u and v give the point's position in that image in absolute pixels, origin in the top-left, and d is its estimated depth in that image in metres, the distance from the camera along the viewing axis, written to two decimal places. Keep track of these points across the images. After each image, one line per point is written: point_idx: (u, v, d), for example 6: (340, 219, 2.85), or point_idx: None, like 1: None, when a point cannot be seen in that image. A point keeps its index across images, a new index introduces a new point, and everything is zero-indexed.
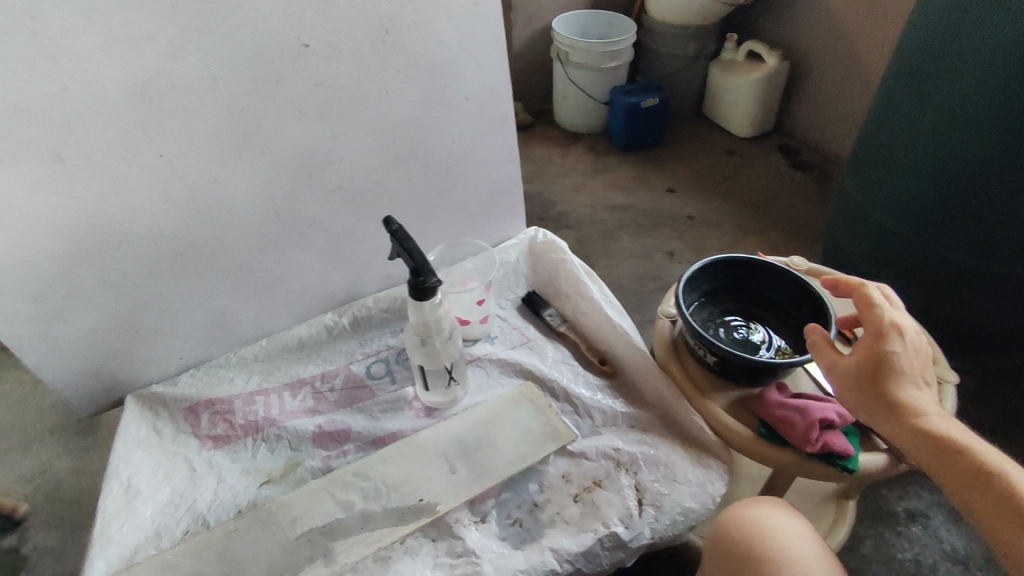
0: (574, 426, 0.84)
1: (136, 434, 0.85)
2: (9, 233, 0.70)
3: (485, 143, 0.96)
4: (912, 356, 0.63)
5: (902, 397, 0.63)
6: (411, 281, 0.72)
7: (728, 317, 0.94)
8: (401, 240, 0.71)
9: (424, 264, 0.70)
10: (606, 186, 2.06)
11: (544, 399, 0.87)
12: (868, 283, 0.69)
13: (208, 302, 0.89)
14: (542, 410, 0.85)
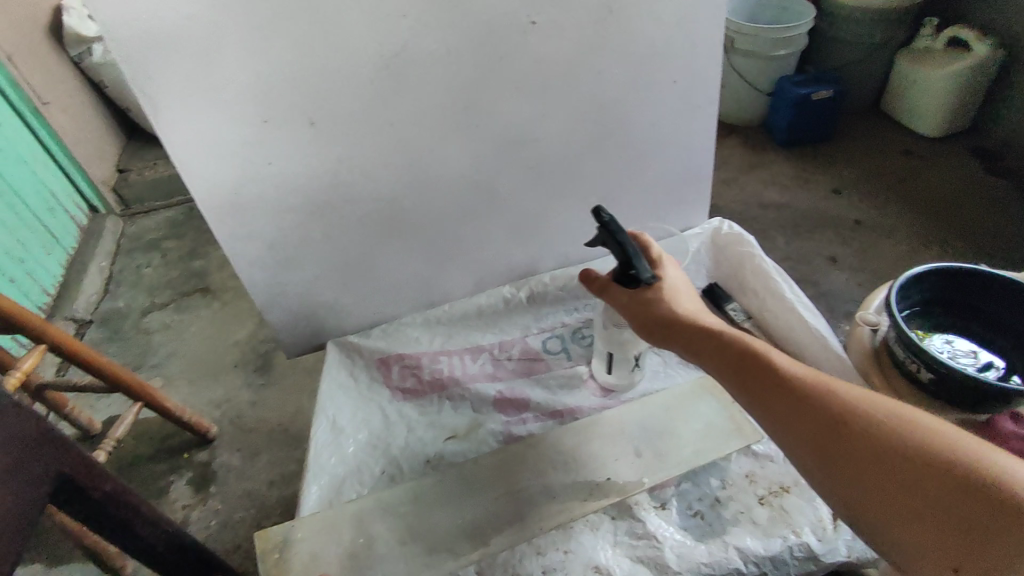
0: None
1: (337, 377, 0.92)
2: (266, 186, 0.79)
3: (682, 128, 0.94)
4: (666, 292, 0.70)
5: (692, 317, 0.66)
6: (621, 272, 0.71)
7: (943, 331, 0.88)
8: (612, 232, 0.70)
9: (635, 257, 0.69)
10: (768, 180, 1.94)
11: (727, 395, 0.85)
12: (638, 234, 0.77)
13: (406, 264, 0.95)
14: (727, 406, 0.83)
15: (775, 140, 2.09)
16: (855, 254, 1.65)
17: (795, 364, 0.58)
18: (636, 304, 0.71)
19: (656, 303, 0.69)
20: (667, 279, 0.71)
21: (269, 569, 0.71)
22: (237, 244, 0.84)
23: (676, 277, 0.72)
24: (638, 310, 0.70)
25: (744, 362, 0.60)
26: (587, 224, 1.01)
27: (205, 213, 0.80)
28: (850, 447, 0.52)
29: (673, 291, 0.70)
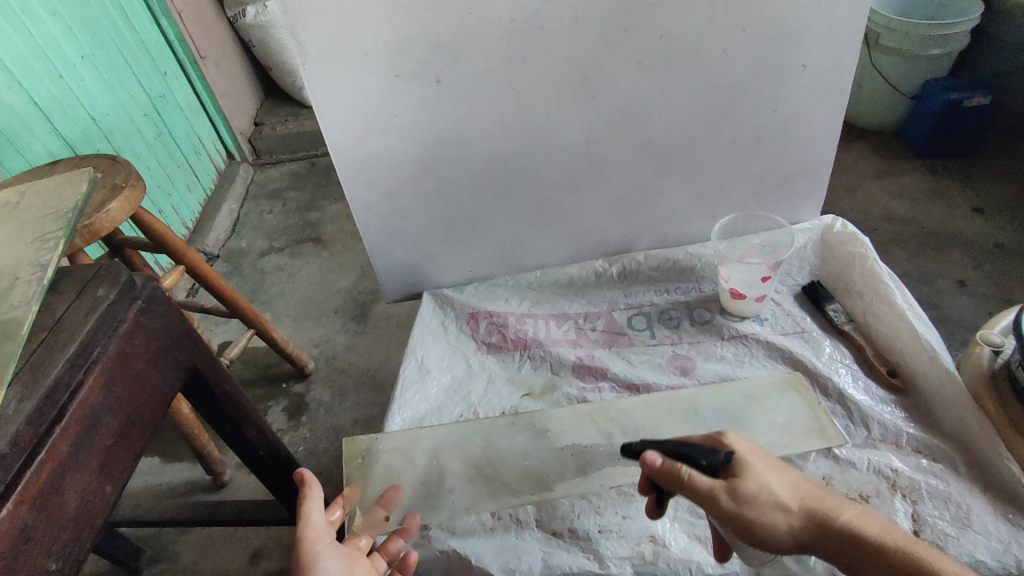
0: (844, 430, 0.79)
1: (429, 324, 0.99)
2: (390, 137, 0.86)
3: (806, 117, 0.91)
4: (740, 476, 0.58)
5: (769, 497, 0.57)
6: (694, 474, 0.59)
7: None
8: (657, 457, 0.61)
9: (693, 454, 0.59)
10: (896, 191, 1.79)
11: (814, 395, 0.82)
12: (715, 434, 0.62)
13: (507, 227, 0.99)
14: (811, 404, 0.80)
15: (911, 150, 1.92)
16: (988, 280, 1.50)
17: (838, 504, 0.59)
18: (738, 509, 0.56)
19: (758, 498, 0.57)
20: (748, 454, 0.60)
21: (348, 471, 0.78)
22: (357, 188, 0.91)
23: (752, 446, 0.61)
24: (748, 515, 0.56)
25: (828, 533, 0.57)
26: (689, 207, 1.00)
27: (334, 157, 0.87)
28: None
29: (763, 469, 0.59)
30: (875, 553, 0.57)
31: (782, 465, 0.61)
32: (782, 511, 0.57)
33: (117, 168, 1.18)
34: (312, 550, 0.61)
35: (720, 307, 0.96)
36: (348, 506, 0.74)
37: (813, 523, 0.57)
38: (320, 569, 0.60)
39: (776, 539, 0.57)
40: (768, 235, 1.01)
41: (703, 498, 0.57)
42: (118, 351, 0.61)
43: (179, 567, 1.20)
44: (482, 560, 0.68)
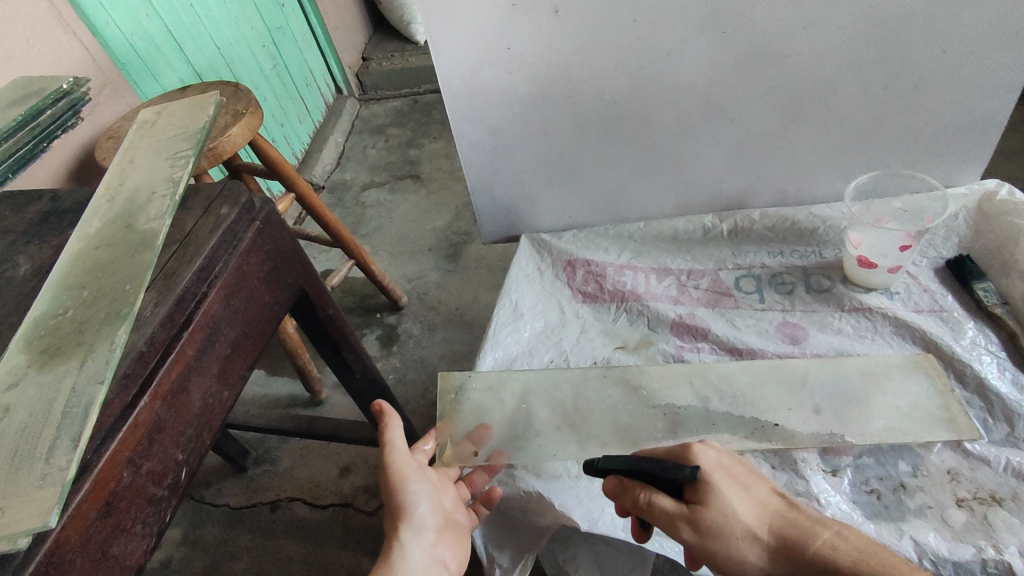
0: (979, 425, 0.71)
1: (525, 269, 0.98)
2: (500, 72, 0.83)
3: (980, 62, 0.77)
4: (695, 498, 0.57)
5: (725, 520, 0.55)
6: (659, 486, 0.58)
7: None
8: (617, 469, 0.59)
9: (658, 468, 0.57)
10: None
11: (947, 379, 0.74)
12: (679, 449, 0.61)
13: (612, 173, 0.95)
14: (942, 391, 0.73)
15: None
16: None
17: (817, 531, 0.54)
18: (698, 538, 0.55)
19: (719, 524, 0.55)
20: (713, 471, 0.57)
21: (442, 405, 0.79)
22: (463, 124, 0.90)
23: (719, 460, 0.59)
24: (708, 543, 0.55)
25: (797, 561, 0.54)
26: (819, 162, 0.90)
27: (444, 92, 0.86)
28: None
29: (724, 489, 0.57)
30: None
31: (750, 484, 0.58)
32: (745, 537, 0.55)
33: (238, 96, 1.23)
34: (401, 474, 0.64)
35: (843, 275, 0.87)
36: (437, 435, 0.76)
37: (782, 551, 0.54)
38: (410, 492, 0.64)
39: (741, 568, 0.55)
40: (914, 198, 0.88)
41: (667, 520, 0.57)
42: (237, 268, 0.65)
43: (279, 471, 1.31)
44: (566, 506, 0.67)
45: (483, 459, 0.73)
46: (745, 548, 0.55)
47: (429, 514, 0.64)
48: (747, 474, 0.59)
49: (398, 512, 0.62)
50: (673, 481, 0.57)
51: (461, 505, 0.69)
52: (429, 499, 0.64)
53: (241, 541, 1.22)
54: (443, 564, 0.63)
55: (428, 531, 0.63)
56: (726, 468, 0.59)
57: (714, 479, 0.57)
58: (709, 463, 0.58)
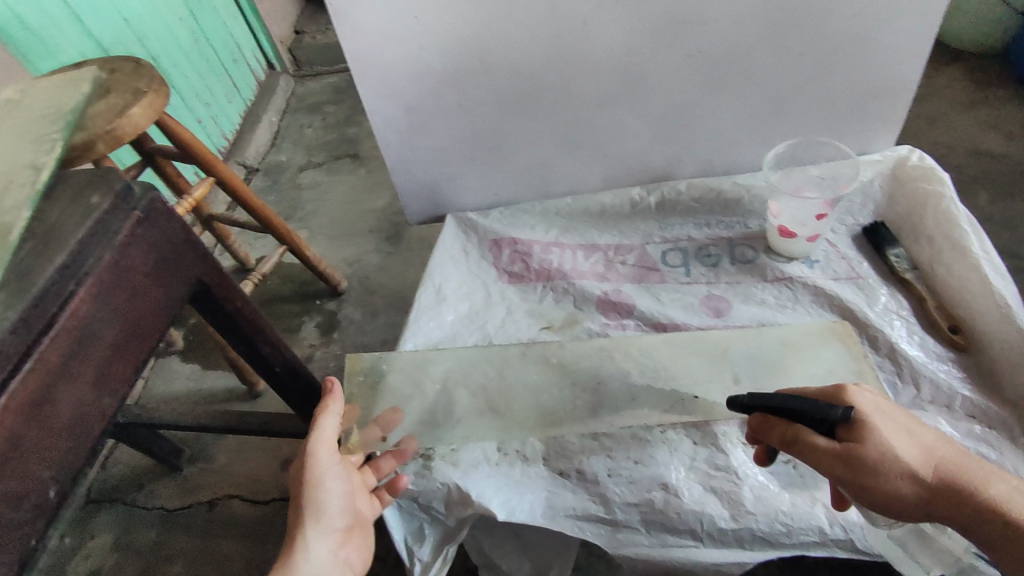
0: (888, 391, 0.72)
1: (450, 249, 0.94)
2: (408, 43, 0.78)
3: (893, 27, 0.77)
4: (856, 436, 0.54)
5: (889, 460, 0.53)
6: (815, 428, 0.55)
7: None
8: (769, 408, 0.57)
9: (813, 409, 0.54)
10: (988, 123, 1.42)
11: (860, 346, 0.74)
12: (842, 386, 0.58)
13: (535, 148, 0.91)
14: (856, 356, 0.73)
15: (1013, 74, 1.52)
16: None
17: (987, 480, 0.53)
18: (854, 475, 0.53)
19: (879, 466, 0.53)
20: (870, 413, 0.55)
21: (348, 388, 0.75)
22: (374, 100, 0.84)
23: (876, 401, 0.56)
24: (866, 482, 0.53)
25: (956, 504, 0.53)
26: (741, 131, 0.89)
27: (351, 65, 0.80)
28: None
29: (884, 431, 0.54)
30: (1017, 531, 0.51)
31: (909, 425, 0.56)
32: (906, 478, 0.53)
33: (140, 72, 1.05)
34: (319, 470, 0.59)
35: (766, 245, 0.87)
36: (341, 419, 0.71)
37: (944, 494, 0.53)
38: (325, 489, 0.59)
39: (897, 505, 0.54)
40: (827, 166, 0.89)
41: (816, 456, 0.55)
42: (112, 264, 0.59)
43: (214, 468, 1.20)
44: (482, 497, 0.65)
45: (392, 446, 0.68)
46: (906, 489, 0.53)
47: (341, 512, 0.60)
48: (907, 416, 0.56)
49: (310, 511, 0.58)
50: (823, 420, 0.54)
51: (364, 495, 0.65)
52: (344, 496, 0.61)
53: (175, 544, 1.11)
54: (346, 563, 0.60)
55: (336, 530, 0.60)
56: (888, 410, 0.56)
57: (872, 420, 0.55)
58: (864, 405, 0.55)
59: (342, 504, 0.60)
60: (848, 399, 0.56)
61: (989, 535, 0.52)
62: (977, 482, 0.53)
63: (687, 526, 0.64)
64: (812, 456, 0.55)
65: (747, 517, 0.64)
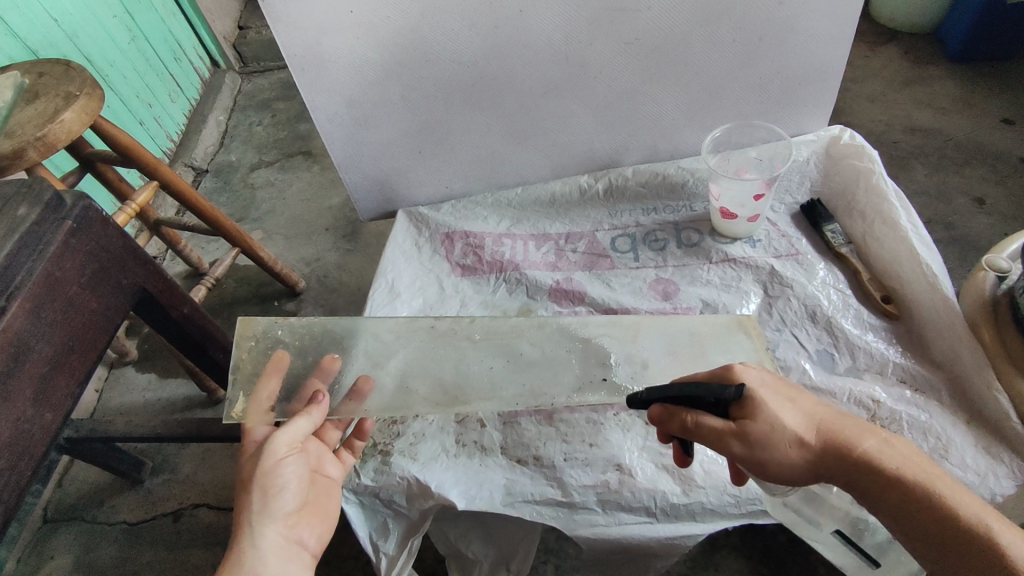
0: (822, 364, 0.76)
1: (402, 245, 0.94)
2: (346, 37, 0.76)
3: (818, 10, 0.80)
4: (742, 412, 0.53)
5: (771, 431, 0.52)
6: (701, 414, 0.54)
7: None
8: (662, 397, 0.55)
9: (699, 397, 0.53)
10: (924, 100, 1.48)
11: (763, 338, 0.76)
12: (729, 364, 0.57)
13: (482, 139, 0.91)
14: (759, 349, 0.75)
15: (944, 52, 1.58)
16: (1013, 197, 1.26)
17: (871, 442, 0.52)
18: (748, 452, 0.52)
19: (767, 439, 0.52)
20: (758, 389, 0.54)
21: (237, 353, 0.71)
22: (315, 98, 0.83)
23: (762, 376, 0.55)
24: (757, 457, 0.52)
25: (842, 468, 0.52)
26: (682, 117, 0.91)
27: (288, 61, 0.78)
28: (913, 522, 0.49)
29: (771, 404, 0.53)
30: (900, 489, 0.50)
31: (796, 395, 0.55)
32: (792, 447, 0.52)
33: (70, 75, 0.96)
34: (273, 455, 0.56)
35: (711, 228, 0.90)
36: (239, 389, 0.69)
37: (830, 458, 0.52)
38: (280, 474, 0.56)
39: (792, 474, 0.52)
40: (767, 147, 0.91)
41: (714, 439, 0.53)
42: (46, 276, 0.57)
43: (180, 478, 1.10)
44: (442, 488, 0.66)
45: (335, 416, 0.68)
46: (796, 457, 0.52)
47: (296, 494, 0.57)
48: (793, 388, 0.56)
49: (261, 495, 0.54)
50: (717, 402, 0.53)
51: (330, 457, 0.64)
52: (298, 478, 0.57)
53: (144, 559, 1.02)
54: (302, 545, 0.56)
55: (291, 512, 0.56)
56: (772, 383, 0.55)
57: (759, 395, 0.54)
58: (753, 381, 0.55)
59: (298, 484, 0.57)
60: (736, 377, 0.55)
61: (874, 497, 0.51)
62: (860, 442, 0.52)
63: (641, 504, 0.66)
64: (703, 436, 0.54)
65: (698, 491, 0.66)
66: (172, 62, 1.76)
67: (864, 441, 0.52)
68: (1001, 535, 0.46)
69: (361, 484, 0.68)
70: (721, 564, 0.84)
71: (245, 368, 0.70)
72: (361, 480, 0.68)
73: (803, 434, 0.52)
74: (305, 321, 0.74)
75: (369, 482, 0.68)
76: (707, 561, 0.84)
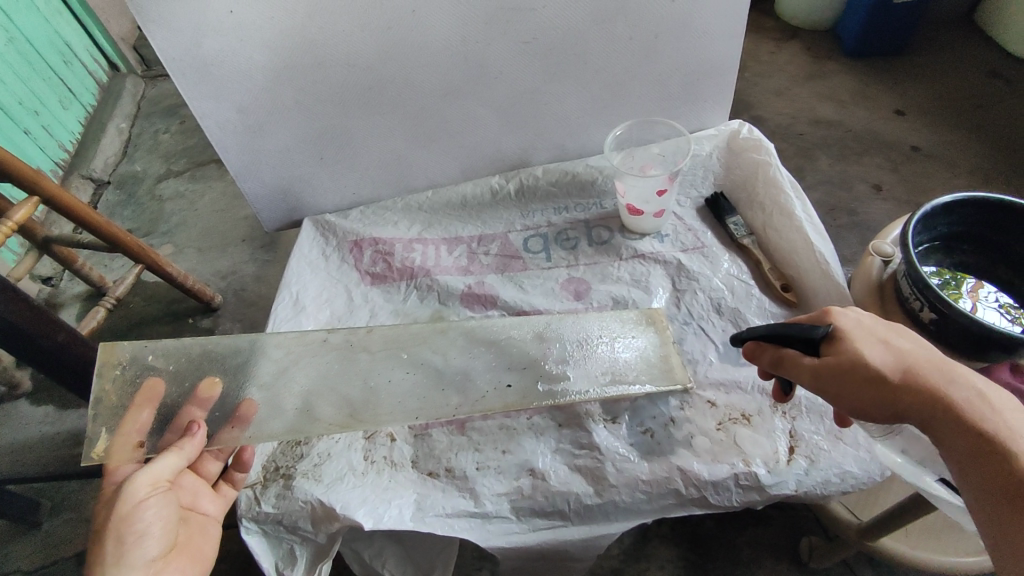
0: (722, 353, 0.78)
1: (307, 255, 0.90)
2: (227, 40, 0.72)
3: (709, 8, 0.81)
4: (832, 348, 0.51)
5: (851, 367, 0.49)
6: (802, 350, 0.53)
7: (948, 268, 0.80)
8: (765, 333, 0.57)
9: (797, 333, 0.53)
10: (825, 94, 1.55)
11: (672, 334, 0.79)
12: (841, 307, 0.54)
13: (387, 143, 0.88)
14: (665, 344, 0.77)
15: (841, 48, 1.66)
16: (906, 183, 1.34)
17: (963, 392, 0.46)
18: (828, 387, 0.51)
19: (847, 375, 0.50)
20: (853, 327, 0.51)
21: (100, 383, 0.68)
22: (201, 104, 0.77)
23: (863, 320, 0.52)
24: (837, 393, 0.50)
25: (921, 415, 0.47)
26: (588, 116, 0.91)
27: (167, 65, 0.73)
28: (980, 483, 0.43)
29: (859, 343, 0.50)
30: (974, 444, 0.44)
31: (896, 335, 0.51)
32: (871, 387, 0.49)
33: None
34: (132, 498, 0.50)
35: (620, 224, 0.91)
36: (102, 423, 0.65)
37: (908, 403, 0.47)
38: (140, 518, 0.50)
39: (870, 413, 0.49)
40: (666, 144, 0.93)
41: (799, 375, 0.53)
42: None
43: (86, 516, 0.98)
44: (348, 509, 0.62)
45: (213, 447, 0.64)
46: (875, 397, 0.49)
47: (161, 538, 0.51)
48: (900, 331, 0.51)
49: (117, 543, 0.48)
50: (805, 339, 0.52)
51: (206, 494, 0.60)
52: (165, 521, 0.52)
53: None
54: None
55: (156, 558, 0.51)
56: (880, 325, 0.51)
57: (850, 334, 0.51)
58: (848, 322, 0.52)
59: (164, 527, 0.51)
60: (834, 317, 0.53)
61: (946, 448, 0.46)
62: (953, 390, 0.46)
63: (555, 508, 0.65)
64: (794, 371, 0.53)
65: (610, 491, 0.66)
66: (60, 65, 1.63)
67: (958, 391, 0.46)
68: None
69: (261, 512, 0.64)
70: (653, 554, 0.85)
71: (108, 401, 0.67)
72: (261, 508, 0.64)
73: (886, 376, 0.48)
74: (181, 342, 0.72)
75: (270, 510, 0.64)
76: (639, 554, 0.85)
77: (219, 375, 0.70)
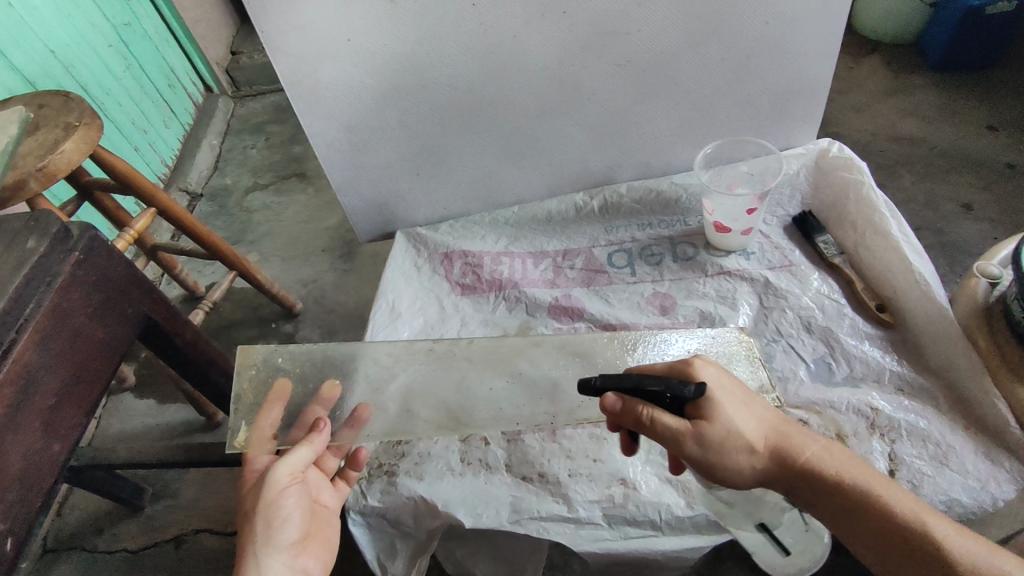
0: (813, 374, 0.78)
1: (402, 264, 0.95)
2: (344, 64, 0.78)
3: (804, 30, 0.82)
4: (699, 413, 0.55)
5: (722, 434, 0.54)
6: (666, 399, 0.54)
7: None
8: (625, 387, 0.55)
9: (667, 387, 0.53)
10: (909, 109, 1.50)
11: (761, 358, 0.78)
12: (692, 361, 0.58)
13: (480, 161, 0.93)
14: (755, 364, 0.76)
15: (925, 61, 1.61)
16: (1000, 203, 1.29)
17: (812, 445, 0.57)
18: (704, 454, 0.54)
19: (723, 442, 0.54)
20: (715, 389, 0.56)
21: (240, 382, 0.73)
22: (314, 122, 0.84)
23: (719, 376, 0.57)
24: (712, 460, 0.54)
25: (787, 471, 0.56)
26: (674, 134, 0.93)
27: (287, 89, 0.80)
28: (851, 522, 0.54)
29: (726, 407, 0.55)
30: (835, 489, 0.55)
31: (746, 397, 0.58)
32: (744, 453, 0.55)
33: (69, 106, 0.91)
34: (275, 486, 0.57)
35: (705, 241, 0.92)
36: (241, 418, 0.70)
37: (777, 463, 0.56)
38: (280, 505, 0.56)
39: (740, 477, 0.56)
40: (756, 163, 0.93)
41: (670, 438, 0.54)
42: (53, 307, 0.59)
43: (183, 504, 1.06)
44: (451, 507, 0.67)
45: (332, 444, 0.69)
46: (747, 462, 0.55)
47: (298, 524, 0.57)
48: (746, 392, 0.59)
49: (265, 526, 0.55)
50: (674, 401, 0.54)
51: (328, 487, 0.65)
52: (299, 509, 0.58)
53: None
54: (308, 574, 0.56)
55: (295, 542, 0.57)
56: (731, 385, 0.58)
57: (717, 396, 0.56)
58: (712, 382, 0.57)
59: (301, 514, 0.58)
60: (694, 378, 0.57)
61: (814, 497, 0.56)
62: (808, 444, 0.57)
63: (646, 517, 0.67)
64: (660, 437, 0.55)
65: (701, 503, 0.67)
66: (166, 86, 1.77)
67: (810, 445, 0.56)
68: (930, 522, 0.51)
69: (368, 505, 0.68)
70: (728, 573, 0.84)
71: (246, 398, 0.72)
72: (367, 501, 0.68)
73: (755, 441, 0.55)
74: (304, 348, 0.76)
75: (377, 504, 0.68)
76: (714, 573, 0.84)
77: (338, 379, 0.75)
